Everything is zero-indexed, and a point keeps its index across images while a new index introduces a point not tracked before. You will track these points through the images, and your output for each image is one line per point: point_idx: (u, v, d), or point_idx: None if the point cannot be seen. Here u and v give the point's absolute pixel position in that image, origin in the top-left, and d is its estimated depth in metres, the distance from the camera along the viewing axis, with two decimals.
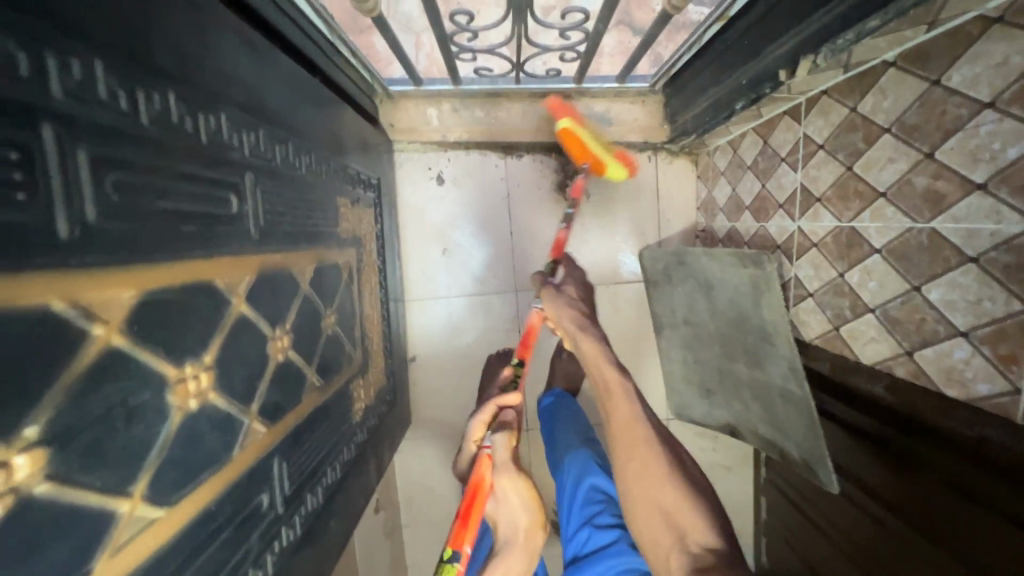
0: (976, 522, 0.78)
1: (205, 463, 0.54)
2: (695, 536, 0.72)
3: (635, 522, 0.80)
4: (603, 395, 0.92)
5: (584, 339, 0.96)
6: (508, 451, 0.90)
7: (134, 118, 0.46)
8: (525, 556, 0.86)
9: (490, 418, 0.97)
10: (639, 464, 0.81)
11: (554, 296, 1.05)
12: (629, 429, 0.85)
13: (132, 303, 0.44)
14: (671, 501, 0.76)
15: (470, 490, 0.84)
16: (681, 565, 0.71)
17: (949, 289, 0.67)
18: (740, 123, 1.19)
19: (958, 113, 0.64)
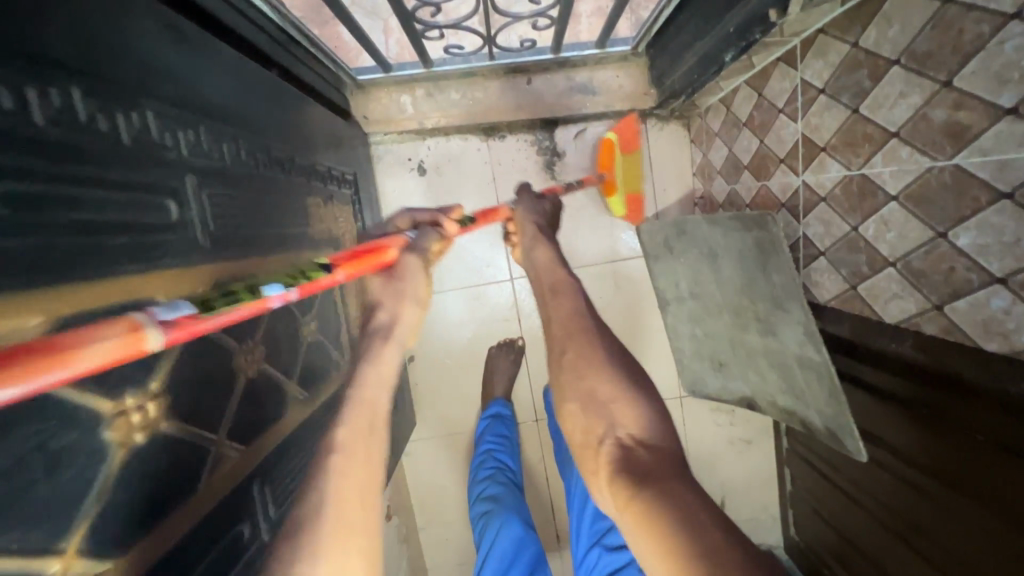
0: (1017, 477, 0.73)
1: (164, 500, 0.48)
2: (628, 427, 0.58)
3: (559, 407, 0.64)
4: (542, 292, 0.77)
5: (539, 251, 0.83)
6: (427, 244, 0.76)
7: (26, 118, 0.40)
8: None
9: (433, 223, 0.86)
10: (569, 341, 0.67)
11: (525, 205, 0.97)
12: (567, 321, 0.69)
13: (43, 330, 0.39)
14: (608, 393, 0.60)
15: (369, 245, 0.68)
16: (609, 460, 0.55)
17: (980, 232, 0.60)
18: (732, 77, 1.10)
19: (978, 31, 0.56)
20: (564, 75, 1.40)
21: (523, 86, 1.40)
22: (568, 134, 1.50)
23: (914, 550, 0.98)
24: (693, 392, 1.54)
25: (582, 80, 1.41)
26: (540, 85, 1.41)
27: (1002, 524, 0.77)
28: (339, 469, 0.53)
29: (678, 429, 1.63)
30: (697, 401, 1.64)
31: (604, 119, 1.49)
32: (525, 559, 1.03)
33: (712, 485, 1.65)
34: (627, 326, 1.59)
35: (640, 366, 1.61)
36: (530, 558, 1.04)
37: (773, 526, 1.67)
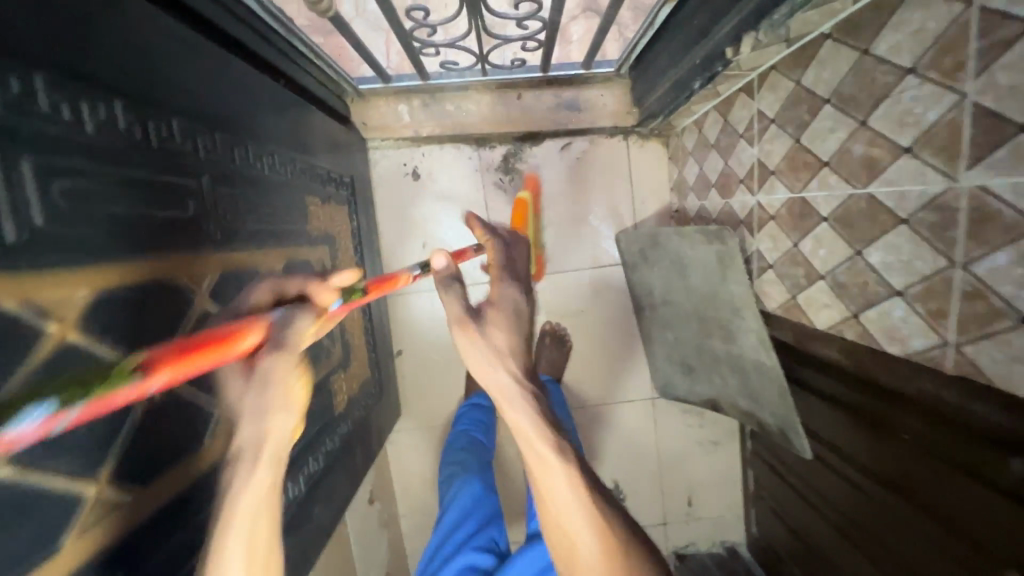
0: (937, 475, 0.82)
1: (177, 449, 0.57)
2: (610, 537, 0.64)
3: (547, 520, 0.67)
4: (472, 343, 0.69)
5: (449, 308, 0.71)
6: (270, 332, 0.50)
7: (80, 127, 0.48)
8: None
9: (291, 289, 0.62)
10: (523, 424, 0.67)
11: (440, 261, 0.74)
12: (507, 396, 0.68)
13: (87, 302, 0.47)
14: (591, 514, 0.64)
15: (215, 332, 0.46)
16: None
17: (886, 251, 0.69)
18: (702, 102, 1.20)
19: (886, 80, 0.66)
20: (553, 92, 1.50)
21: (514, 100, 1.50)
22: (556, 146, 1.59)
23: (857, 545, 1.07)
24: (664, 394, 1.63)
25: (570, 97, 1.50)
26: (530, 100, 1.50)
27: (926, 518, 0.86)
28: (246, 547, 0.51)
29: (649, 429, 1.72)
30: (669, 403, 1.73)
31: (589, 134, 1.59)
32: (480, 515, 1.11)
33: (680, 484, 1.74)
34: (604, 330, 1.68)
35: (616, 368, 1.70)
36: (486, 514, 1.12)
37: (736, 525, 1.76)
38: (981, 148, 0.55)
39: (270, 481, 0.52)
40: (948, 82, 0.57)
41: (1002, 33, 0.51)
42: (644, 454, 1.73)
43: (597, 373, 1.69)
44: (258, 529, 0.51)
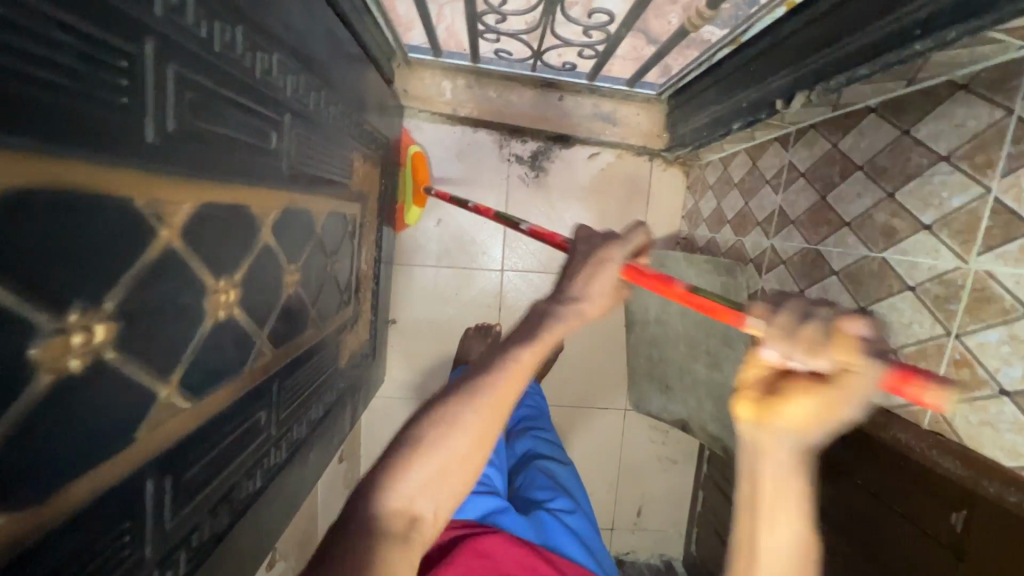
0: (906, 542, 0.78)
1: (225, 370, 0.58)
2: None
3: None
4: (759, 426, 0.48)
5: (602, 280, 0.58)
6: (812, 424, 0.46)
7: (210, 45, 0.50)
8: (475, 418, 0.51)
9: (781, 325, 0.43)
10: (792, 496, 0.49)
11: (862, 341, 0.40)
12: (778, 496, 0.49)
13: (190, 213, 0.48)
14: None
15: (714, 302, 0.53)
16: None
17: (888, 312, 0.78)
18: (735, 142, 1.27)
19: (920, 161, 0.74)
20: (593, 101, 1.54)
21: (554, 101, 1.53)
22: (584, 154, 1.65)
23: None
24: (637, 407, 1.70)
25: (607, 110, 1.55)
26: (570, 104, 1.54)
27: (872, 571, 0.84)
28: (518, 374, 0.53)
29: (616, 438, 1.80)
30: (638, 417, 1.80)
31: (617, 148, 1.64)
32: None
33: (634, 494, 1.83)
34: (594, 337, 1.74)
35: (597, 375, 1.76)
36: None
37: (677, 541, 1.86)
38: (995, 238, 0.63)
39: (522, 368, 0.54)
40: (977, 175, 0.65)
41: None
42: (607, 460, 1.81)
43: (579, 376, 1.76)
44: (486, 413, 0.52)
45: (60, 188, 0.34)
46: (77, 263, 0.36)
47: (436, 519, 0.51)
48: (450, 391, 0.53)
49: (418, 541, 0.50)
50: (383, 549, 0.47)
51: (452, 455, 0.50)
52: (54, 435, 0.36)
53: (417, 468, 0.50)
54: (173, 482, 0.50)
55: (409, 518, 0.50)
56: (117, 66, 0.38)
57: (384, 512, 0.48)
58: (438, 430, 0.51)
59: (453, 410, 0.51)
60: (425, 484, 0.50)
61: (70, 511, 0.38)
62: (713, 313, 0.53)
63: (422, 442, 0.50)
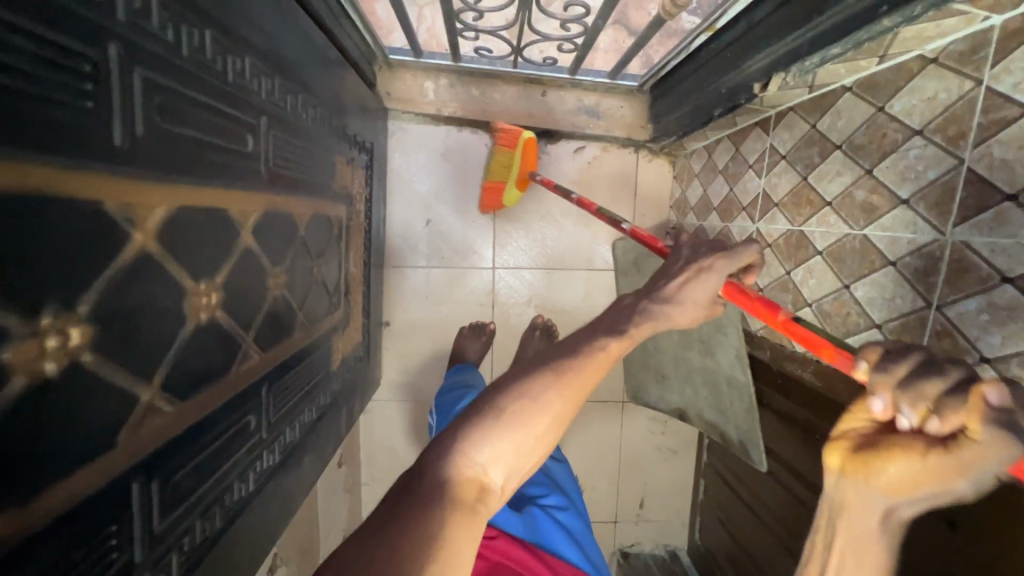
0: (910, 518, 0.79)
1: (209, 374, 0.58)
2: None
3: None
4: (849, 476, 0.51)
5: (697, 286, 0.65)
6: (914, 490, 0.46)
7: (177, 49, 0.50)
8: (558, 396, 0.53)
9: (902, 374, 0.45)
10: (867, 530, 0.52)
11: (990, 409, 0.40)
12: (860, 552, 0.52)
13: (164, 217, 0.48)
14: None
15: (822, 339, 0.59)
16: None
17: (871, 288, 0.78)
18: (717, 129, 1.27)
19: (895, 137, 0.74)
20: (575, 95, 1.55)
21: (538, 96, 1.54)
22: (569, 148, 1.65)
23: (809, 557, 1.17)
24: (634, 399, 1.71)
25: (591, 103, 1.55)
26: (553, 99, 1.54)
27: None
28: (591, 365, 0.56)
29: (615, 431, 1.80)
30: (635, 409, 1.81)
31: (601, 141, 1.65)
32: None
33: (635, 485, 1.83)
34: None
35: None
36: None
37: (681, 530, 1.87)
38: (969, 209, 0.63)
39: (605, 359, 0.57)
40: (950, 147, 0.66)
41: (1002, 113, 0.59)
42: (607, 453, 1.81)
43: None
44: (566, 392, 0.53)
45: (25, 192, 0.34)
46: (47, 267, 0.36)
47: (502, 492, 0.50)
48: (538, 368, 0.55)
49: (484, 513, 0.48)
50: (452, 509, 0.46)
51: (536, 428, 0.51)
52: (32, 437, 0.36)
53: (498, 435, 0.50)
54: (160, 485, 0.50)
55: (479, 487, 0.49)
56: (80, 70, 0.39)
57: (458, 475, 0.48)
58: (525, 404, 0.51)
59: (548, 383, 0.53)
60: (499, 453, 0.49)
61: (53, 513, 0.38)
62: (814, 348, 0.59)
63: (509, 413, 0.51)
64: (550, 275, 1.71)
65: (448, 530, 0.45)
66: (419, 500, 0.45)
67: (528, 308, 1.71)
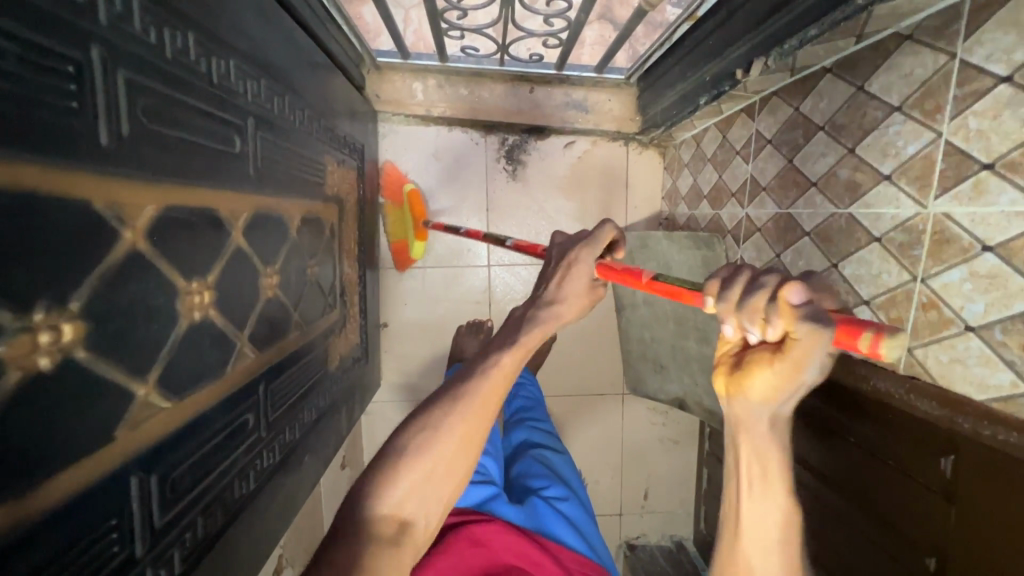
0: (904, 493, 0.79)
1: (205, 372, 0.59)
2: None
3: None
4: (727, 404, 0.54)
5: (573, 281, 0.63)
6: (774, 400, 0.50)
7: (160, 52, 0.51)
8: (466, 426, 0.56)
9: (737, 298, 0.46)
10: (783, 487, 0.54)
11: (796, 308, 0.42)
12: (762, 458, 0.53)
13: (154, 216, 0.49)
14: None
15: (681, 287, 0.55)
16: None
17: (858, 265, 0.79)
18: (704, 118, 1.28)
19: (876, 115, 0.75)
20: (563, 90, 1.56)
21: (525, 93, 1.55)
22: (559, 143, 1.66)
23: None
24: (634, 390, 1.71)
25: (579, 98, 1.56)
26: (541, 95, 1.55)
27: (880, 529, 0.84)
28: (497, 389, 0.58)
29: (617, 423, 1.81)
30: (636, 400, 1.81)
31: (591, 135, 1.66)
32: None
33: (639, 477, 1.84)
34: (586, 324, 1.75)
35: (592, 361, 1.78)
36: None
37: (686, 521, 1.87)
38: (949, 180, 0.64)
39: (504, 372, 0.58)
40: (928, 121, 0.67)
41: (977, 84, 0.60)
42: (609, 446, 1.81)
43: (575, 365, 1.77)
44: (469, 421, 0.56)
45: (15, 190, 0.35)
46: (38, 265, 0.37)
47: (425, 524, 0.55)
48: (435, 400, 0.57)
49: (407, 544, 0.53)
50: (374, 552, 0.51)
51: (438, 462, 0.55)
52: (28, 431, 0.37)
53: (404, 474, 0.53)
54: (159, 481, 0.51)
55: (396, 522, 0.53)
56: (64, 71, 0.40)
57: (374, 516, 0.52)
58: (424, 438, 0.55)
59: (442, 414, 0.56)
60: (411, 491, 0.54)
61: (52, 506, 0.39)
62: (681, 298, 0.55)
63: (410, 450, 0.54)
64: None
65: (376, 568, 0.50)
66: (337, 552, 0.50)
67: None
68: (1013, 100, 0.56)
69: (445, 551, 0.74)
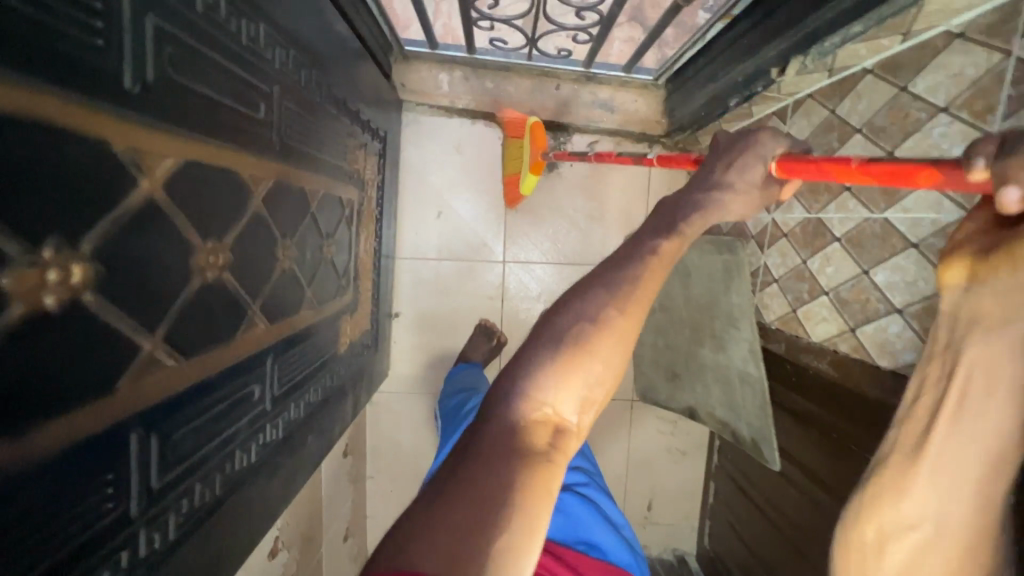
0: None
1: (213, 335, 0.58)
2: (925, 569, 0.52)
3: None
4: (973, 287, 0.45)
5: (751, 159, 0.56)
6: None
7: (191, 4, 0.50)
8: (620, 331, 0.48)
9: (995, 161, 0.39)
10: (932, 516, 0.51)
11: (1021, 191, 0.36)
12: (944, 466, 0.50)
13: (174, 169, 0.48)
14: None
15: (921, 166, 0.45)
16: None
17: (892, 272, 0.76)
18: (732, 121, 1.26)
19: (918, 116, 0.72)
20: (590, 89, 1.54)
21: (551, 90, 1.53)
22: (582, 142, 1.64)
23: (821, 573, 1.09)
24: (643, 397, 1.67)
25: (605, 97, 1.54)
26: (567, 92, 1.53)
27: None
28: (642, 281, 0.50)
29: (625, 430, 1.77)
30: (645, 408, 1.78)
31: (615, 136, 1.64)
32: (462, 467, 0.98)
33: (644, 487, 1.80)
34: None
35: None
36: None
37: (690, 534, 1.83)
38: None
39: (661, 261, 0.52)
40: (977, 123, 0.63)
41: None
42: (616, 453, 1.77)
43: None
44: (630, 315, 0.49)
45: (33, 120, 0.35)
46: (50, 201, 0.36)
47: (579, 432, 0.47)
48: (581, 298, 0.50)
49: (562, 460, 0.45)
50: (527, 465, 0.43)
51: (595, 372, 0.48)
52: (25, 371, 0.36)
53: (547, 383, 0.46)
54: (159, 441, 0.50)
55: (553, 428, 0.46)
56: (93, 7, 0.39)
57: (525, 422, 0.45)
58: (573, 357, 0.47)
59: (585, 333, 0.48)
60: (563, 387, 0.46)
61: (50, 450, 0.38)
62: (910, 179, 0.47)
63: (541, 356, 0.47)
64: (561, 271, 1.69)
65: (519, 481, 0.42)
66: (488, 459, 0.43)
67: (537, 303, 1.70)
68: None
69: None
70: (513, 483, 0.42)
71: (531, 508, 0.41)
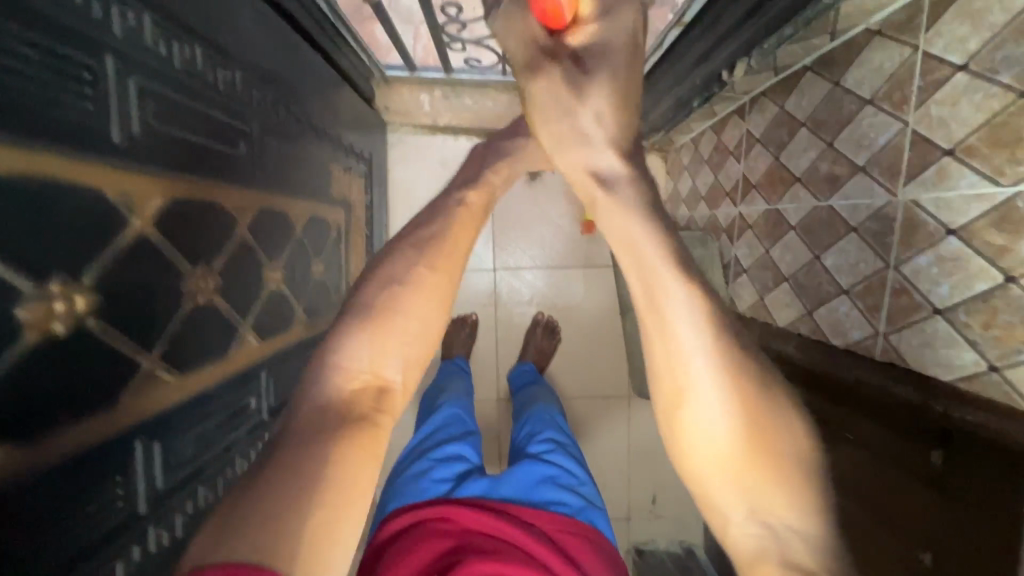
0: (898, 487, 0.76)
1: (206, 352, 0.64)
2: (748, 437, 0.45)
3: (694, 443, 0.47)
4: None
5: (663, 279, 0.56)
6: None
7: (169, 62, 0.57)
8: (427, 288, 0.49)
9: None
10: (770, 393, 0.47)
11: None
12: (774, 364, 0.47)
13: (162, 208, 0.55)
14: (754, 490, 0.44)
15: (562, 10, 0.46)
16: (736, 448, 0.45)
17: (838, 256, 0.81)
18: (699, 121, 1.31)
19: (850, 108, 0.77)
20: None
21: None
22: None
23: None
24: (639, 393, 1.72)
25: None
26: None
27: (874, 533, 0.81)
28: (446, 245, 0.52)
29: (623, 426, 1.81)
30: (642, 403, 1.82)
31: None
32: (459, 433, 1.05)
33: (646, 481, 1.83)
34: (590, 327, 1.78)
35: (600, 367, 1.79)
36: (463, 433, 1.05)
37: (695, 524, 1.85)
38: (916, 168, 0.65)
39: (463, 227, 0.55)
40: (896, 112, 0.68)
41: (938, 74, 0.62)
42: (616, 449, 1.81)
43: (578, 368, 1.78)
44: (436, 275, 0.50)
45: (39, 176, 0.41)
46: (53, 244, 0.43)
47: (404, 392, 0.48)
48: (389, 259, 0.51)
49: (387, 420, 0.46)
50: (343, 431, 0.43)
51: (406, 329, 0.48)
52: (40, 388, 0.42)
53: (363, 342, 0.46)
54: (161, 448, 0.57)
55: (370, 398, 0.46)
56: (82, 77, 0.46)
57: (343, 396, 0.45)
58: (381, 315, 0.47)
59: (389, 295, 0.48)
60: (376, 355, 0.46)
61: (64, 457, 0.44)
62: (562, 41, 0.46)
63: (353, 343, 0.46)
64: (550, 274, 1.75)
65: (335, 451, 0.42)
66: (305, 435, 0.42)
67: (529, 307, 1.76)
68: (969, 87, 0.58)
69: (423, 536, 0.78)
70: (325, 459, 0.41)
71: (329, 483, 0.40)
